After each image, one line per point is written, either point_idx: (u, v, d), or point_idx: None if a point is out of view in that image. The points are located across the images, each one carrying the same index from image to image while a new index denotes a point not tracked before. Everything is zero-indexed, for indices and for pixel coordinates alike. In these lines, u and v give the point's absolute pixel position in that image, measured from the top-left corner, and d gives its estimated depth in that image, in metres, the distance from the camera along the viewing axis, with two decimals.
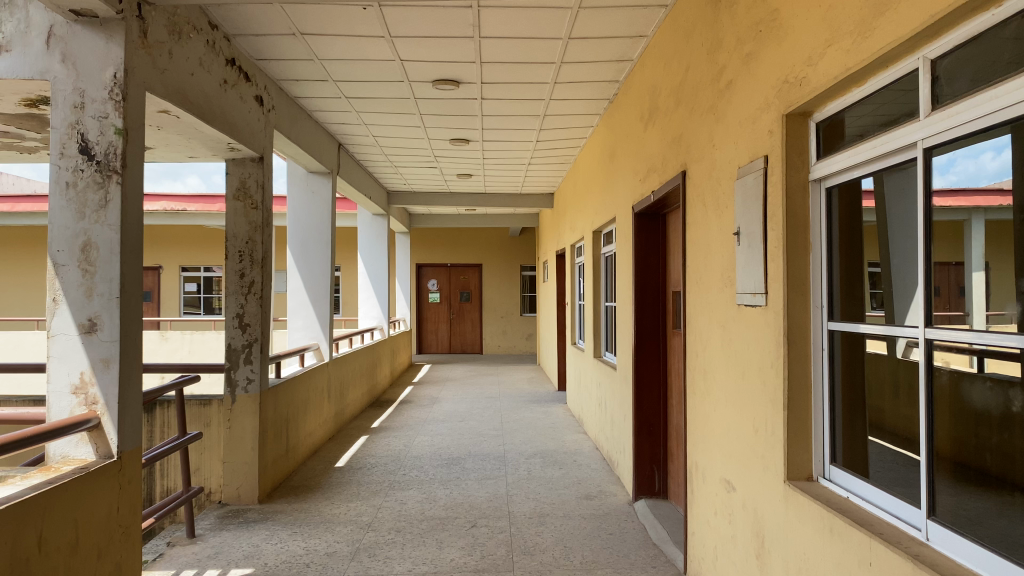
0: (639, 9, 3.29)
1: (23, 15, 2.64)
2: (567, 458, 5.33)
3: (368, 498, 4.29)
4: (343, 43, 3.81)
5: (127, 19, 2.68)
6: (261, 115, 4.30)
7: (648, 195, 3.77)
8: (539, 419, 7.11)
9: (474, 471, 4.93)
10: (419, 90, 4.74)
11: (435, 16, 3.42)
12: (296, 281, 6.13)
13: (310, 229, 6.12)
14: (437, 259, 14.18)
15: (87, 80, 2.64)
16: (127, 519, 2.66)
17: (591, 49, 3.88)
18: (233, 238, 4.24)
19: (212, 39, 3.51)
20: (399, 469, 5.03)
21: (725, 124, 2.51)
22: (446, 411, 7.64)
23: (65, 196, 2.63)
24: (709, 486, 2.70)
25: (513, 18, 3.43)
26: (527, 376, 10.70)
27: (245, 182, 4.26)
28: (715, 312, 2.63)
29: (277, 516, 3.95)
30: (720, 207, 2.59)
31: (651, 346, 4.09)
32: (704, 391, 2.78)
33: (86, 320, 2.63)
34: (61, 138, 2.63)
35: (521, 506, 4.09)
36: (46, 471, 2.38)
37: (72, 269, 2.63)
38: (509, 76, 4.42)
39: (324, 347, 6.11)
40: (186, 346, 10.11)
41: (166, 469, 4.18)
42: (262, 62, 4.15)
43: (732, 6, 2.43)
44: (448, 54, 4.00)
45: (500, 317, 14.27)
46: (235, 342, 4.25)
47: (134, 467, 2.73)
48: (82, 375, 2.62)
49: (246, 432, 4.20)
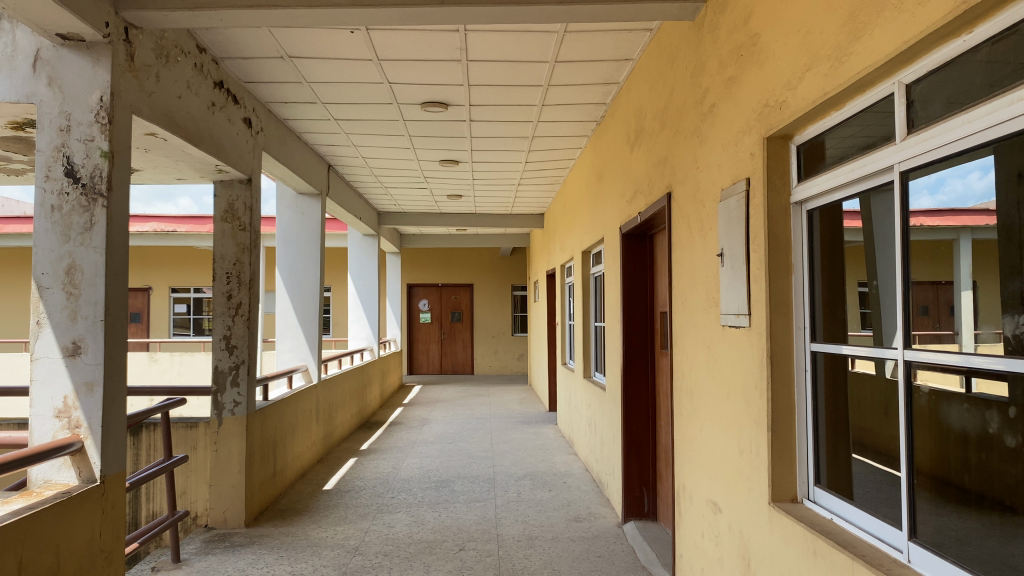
0: (625, 32, 3.32)
1: (10, 39, 2.67)
2: (556, 480, 5.31)
3: (357, 522, 4.26)
4: (331, 66, 3.83)
5: (114, 43, 2.69)
6: (249, 137, 4.31)
7: (634, 216, 3.79)
8: (529, 440, 7.09)
9: (463, 494, 4.91)
10: (408, 112, 4.76)
11: (423, 39, 3.44)
12: (285, 302, 6.11)
13: (299, 251, 6.11)
14: (429, 280, 14.19)
15: (72, 103, 2.64)
16: (110, 544, 2.64)
17: (578, 73, 3.92)
18: (221, 260, 4.23)
19: (200, 63, 3.53)
20: (387, 492, 4.99)
21: (708, 147, 2.54)
22: (436, 432, 7.61)
23: (50, 219, 2.63)
24: (697, 507, 2.70)
25: (500, 42, 3.46)
26: (519, 397, 10.66)
27: (233, 205, 4.27)
28: (701, 333, 2.64)
29: (264, 541, 3.92)
30: (704, 229, 2.60)
31: (639, 367, 4.09)
32: (691, 411, 2.78)
33: (70, 343, 2.62)
34: (46, 161, 2.63)
35: (509, 529, 4.07)
36: (28, 496, 2.35)
37: (55, 293, 2.62)
38: (497, 99, 4.45)
39: (312, 368, 6.09)
40: (175, 367, 10.05)
41: (152, 493, 4.14)
42: (250, 84, 4.17)
43: (714, 30, 2.46)
44: (436, 77, 4.02)
45: (492, 337, 14.25)
46: (222, 364, 4.23)
47: (118, 491, 2.71)
48: (65, 399, 2.60)
49: (233, 455, 4.18)
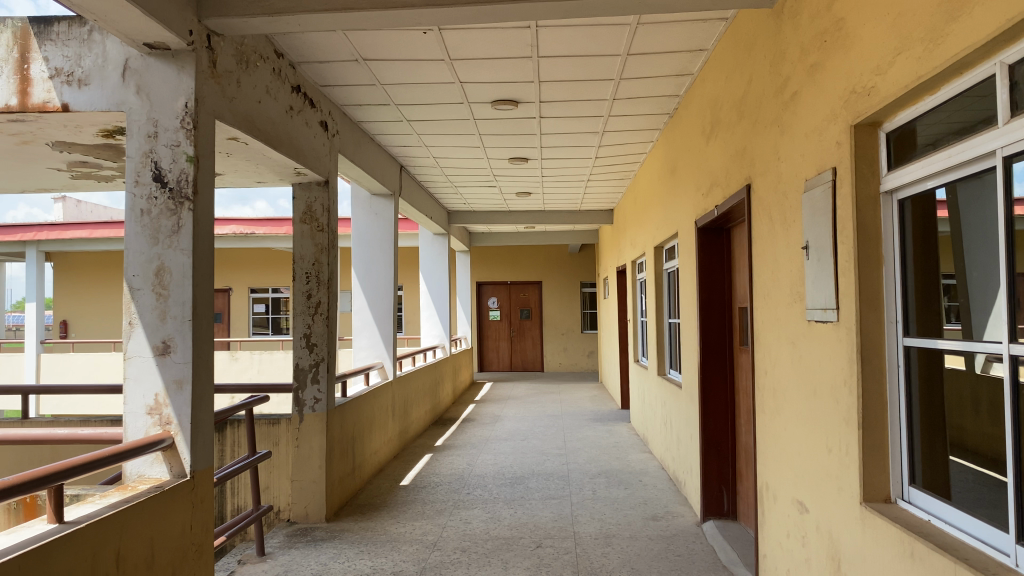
0: (700, 23, 3.27)
1: (100, 51, 2.79)
2: (632, 477, 5.27)
3: (434, 518, 4.30)
4: (403, 67, 3.87)
5: (198, 50, 2.77)
6: (326, 140, 4.39)
7: (711, 210, 3.72)
8: (603, 438, 7.04)
9: (539, 491, 4.90)
10: (479, 111, 4.78)
11: (492, 37, 3.45)
12: (361, 301, 6.23)
13: (371, 249, 6.19)
14: (498, 277, 14.26)
15: (160, 110, 2.74)
16: (200, 537, 2.72)
17: (650, 65, 3.87)
18: (300, 260, 4.35)
19: (279, 67, 3.61)
20: (463, 488, 5.03)
21: (790, 137, 2.47)
22: (508, 429, 7.63)
23: (139, 223, 2.72)
24: (782, 506, 2.63)
25: (571, 37, 3.44)
26: (590, 395, 10.61)
27: (311, 207, 4.36)
28: (785, 329, 2.57)
29: (345, 535, 4.00)
30: (788, 221, 2.53)
31: (717, 364, 4.01)
32: (774, 408, 2.71)
33: (160, 342, 2.71)
34: (135, 167, 2.73)
35: (586, 527, 4.05)
36: (124, 490, 2.46)
37: (146, 293, 2.71)
38: (567, 95, 4.43)
39: (388, 365, 6.21)
40: (255, 366, 10.36)
41: (236, 488, 4.26)
42: (326, 88, 4.24)
43: (795, 17, 2.39)
44: (506, 75, 4.03)
45: (562, 334, 14.20)
46: (303, 362, 4.35)
47: (206, 486, 2.79)
48: (156, 397, 2.70)
49: (314, 451, 4.26)
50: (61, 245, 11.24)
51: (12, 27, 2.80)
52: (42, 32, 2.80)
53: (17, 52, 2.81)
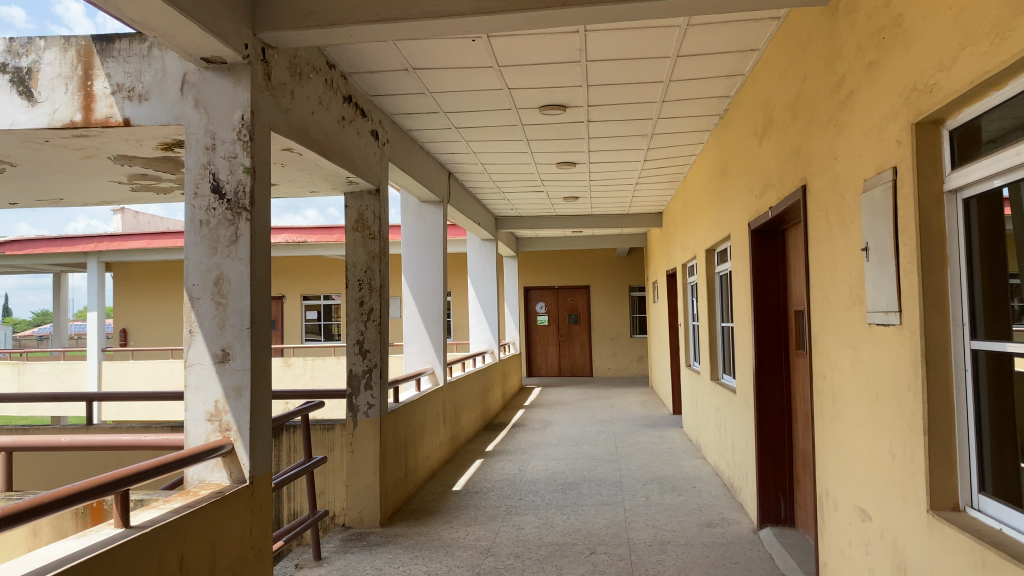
0: (751, 22, 3.23)
1: (159, 66, 2.87)
2: (686, 483, 5.21)
3: (487, 523, 4.31)
4: (452, 75, 3.90)
5: (253, 63, 2.82)
6: (377, 148, 4.45)
7: (765, 212, 3.66)
8: (655, 444, 6.97)
9: (591, 497, 4.88)
10: (527, 116, 4.79)
11: (541, 43, 3.45)
12: (411, 307, 6.29)
13: (421, 255, 6.24)
14: (546, 282, 14.26)
15: (217, 122, 2.80)
16: (260, 542, 2.76)
17: (700, 67, 3.83)
18: (353, 267, 4.41)
19: (331, 78, 3.66)
20: (515, 494, 5.04)
21: (848, 136, 2.42)
22: (559, 435, 7.61)
23: (199, 233, 2.79)
24: (843, 514, 2.57)
25: (620, 40, 3.43)
26: (641, 400, 10.52)
27: (363, 215, 4.41)
28: (844, 332, 2.52)
29: (400, 540, 4.03)
30: (846, 223, 2.48)
31: (773, 368, 3.94)
32: (834, 413, 2.65)
33: (220, 349, 2.76)
34: (195, 179, 2.80)
35: (640, 533, 4.01)
36: (186, 495, 2.51)
37: (206, 302, 2.77)
38: (615, 98, 4.42)
39: (438, 371, 6.26)
40: (308, 372, 10.51)
41: (293, 493, 4.33)
42: (376, 98, 4.29)
43: (851, 14, 2.35)
44: (555, 80, 4.03)
45: (611, 339, 14.12)
46: (356, 368, 4.41)
47: (265, 491, 2.84)
48: (217, 403, 2.76)
49: (368, 456, 4.31)
50: (121, 255, 11.55)
51: (76, 45, 2.91)
52: (105, 49, 2.90)
53: (81, 69, 2.92)
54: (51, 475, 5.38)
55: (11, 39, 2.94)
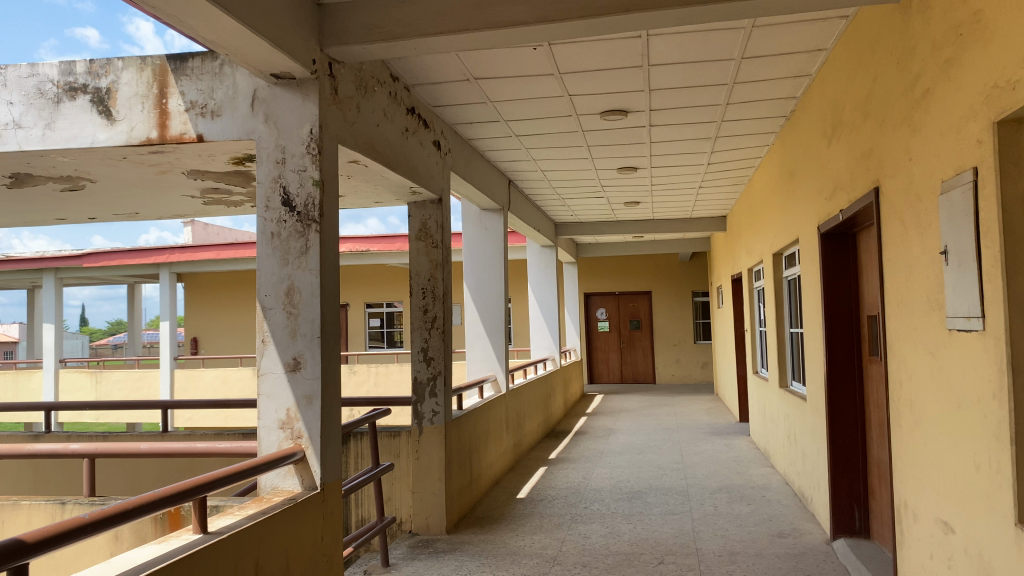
0: (819, 22, 3.16)
1: (231, 83, 2.96)
2: (755, 493, 5.12)
3: (552, 531, 4.30)
4: (514, 83, 3.92)
5: (321, 78, 2.88)
6: (439, 158, 4.49)
7: (835, 214, 3.58)
8: (722, 452, 6.86)
9: (657, 506, 4.82)
10: (588, 122, 4.78)
11: (603, 49, 3.44)
12: (473, 315, 6.32)
13: (483, 263, 6.26)
14: (607, 288, 14.19)
15: (287, 137, 2.87)
16: (330, 548, 2.81)
17: (765, 68, 3.77)
18: (417, 276, 4.46)
19: (395, 91, 3.72)
20: (580, 502, 5.01)
21: (924, 137, 2.35)
22: (623, 442, 7.55)
23: (270, 245, 2.85)
24: (924, 526, 2.49)
25: (682, 44, 3.40)
26: (706, 407, 10.37)
27: (426, 224, 4.46)
28: (922, 338, 2.44)
29: (466, 547, 4.04)
30: (922, 225, 2.40)
31: (845, 375, 3.84)
32: (911, 422, 2.57)
33: (291, 358, 2.82)
34: (266, 193, 2.86)
35: (709, 544, 3.95)
36: (260, 502, 2.57)
37: (278, 312, 2.84)
38: (677, 102, 4.38)
39: (501, 378, 6.27)
40: (372, 379, 10.65)
41: (361, 499, 4.39)
42: (439, 108, 4.34)
43: (925, 11, 2.28)
44: (616, 85, 4.01)
45: (674, 345, 13.96)
46: (421, 375, 4.45)
47: (336, 498, 2.88)
48: (288, 411, 2.81)
49: (433, 464, 4.34)
50: (192, 266, 11.89)
51: (152, 65, 3.03)
52: (178, 68, 3.01)
53: (156, 87, 3.03)
54: (128, 481, 5.56)
55: (91, 61, 3.07)
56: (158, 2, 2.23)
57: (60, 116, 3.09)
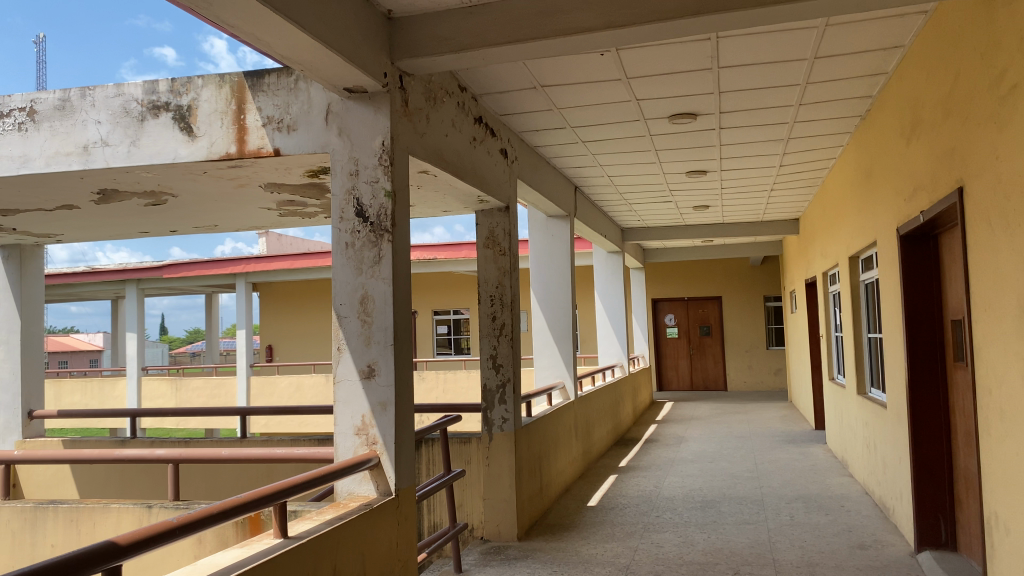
0: (896, 18, 3.07)
1: (305, 97, 3.03)
2: (833, 503, 4.98)
3: (625, 540, 4.26)
4: (582, 89, 3.92)
5: (392, 91, 2.92)
6: (507, 166, 4.52)
7: (915, 216, 3.47)
8: (798, 461, 6.70)
9: (731, 516, 4.73)
10: (655, 127, 4.74)
11: (672, 53, 3.42)
12: (540, 322, 6.32)
13: (551, 270, 6.26)
14: (675, 293, 14.02)
15: (360, 149, 2.92)
16: (405, 553, 2.85)
17: (839, 67, 3.68)
18: (485, 284, 4.50)
19: (463, 101, 3.75)
20: (652, 510, 4.96)
21: (1011, 133, 2.26)
22: (694, 450, 7.44)
23: (345, 255, 2.91)
24: (1016, 539, 2.39)
25: (753, 45, 3.35)
26: (780, 415, 10.14)
27: (494, 232, 4.48)
28: (1013, 343, 2.34)
29: (538, 555, 4.04)
30: (1011, 225, 2.31)
31: (928, 382, 3.72)
32: (1001, 429, 2.47)
33: (366, 365, 2.87)
34: (340, 204, 2.93)
35: (786, 554, 3.86)
36: (337, 507, 2.62)
37: (352, 320, 2.90)
38: (747, 104, 4.31)
39: (569, 385, 6.26)
40: (441, 386, 10.74)
41: (433, 505, 4.44)
42: (506, 116, 4.36)
43: (1011, 4, 2.20)
44: (685, 89, 3.97)
45: (745, 351, 13.70)
46: (491, 382, 4.47)
47: (410, 504, 2.92)
48: (363, 417, 2.87)
49: (504, 470, 4.35)
50: (266, 275, 12.20)
51: (230, 82, 3.14)
52: (256, 84, 3.10)
53: (235, 103, 3.13)
54: (208, 485, 5.73)
55: (173, 80, 3.20)
56: (237, 21, 2.31)
57: (145, 133, 3.23)
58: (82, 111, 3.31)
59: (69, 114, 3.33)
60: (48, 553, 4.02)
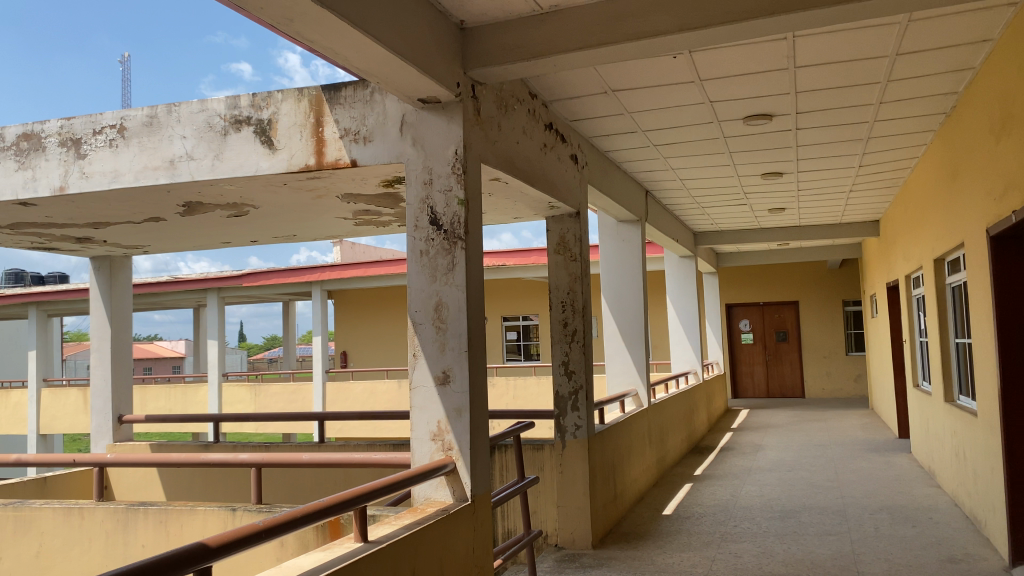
0: (984, 11, 2.96)
1: (380, 109, 3.09)
2: (920, 514, 4.80)
3: (702, 549, 4.20)
4: (654, 93, 3.89)
5: (465, 100, 2.95)
6: (577, 172, 4.51)
7: (1006, 215, 3.33)
8: (881, 470, 6.48)
9: (813, 526, 4.60)
10: (729, 129, 4.67)
11: (747, 54, 3.36)
12: (612, 328, 6.28)
13: (624, 275, 6.21)
14: (749, 298, 13.75)
15: (434, 159, 2.96)
16: (482, 559, 2.86)
17: (923, 63, 3.56)
18: (556, 290, 4.50)
19: (534, 108, 3.77)
20: (730, 520, 4.87)
21: None
22: (771, 459, 7.27)
23: (420, 263, 2.95)
24: None
25: (832, 43, 3.27)
26: (861, 422, 9.84)
27: (565, 238, 4.48)
28: None
29: (613, 563, 4.01)
30: None
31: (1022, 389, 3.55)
32: None
33: (441, 372, 2.90)
34: (415, 213, 2.97)
35: (872, 567, 3.74)
36: (415, 513, 2.65)
37: (427, 327, 2.93)
38: (824, 104, 4.20)
39: (642, 392, 6.20)
40: (512, 392, 10.76)
41: (507, 512, 4.45)
42: (576, 122, 4.36)
43: None
44: (760, 90, 3.90)
45: (823, 357, 13.34)
46: (563, 389, 4.46)
47: (486, 510, 2.93)
48: (439, 423, 2.90)
49: (577, 478, 4.33)
50: (340, 283, 12.45)
51: (308, 95, 3.22)
52: (333, 97, 3.18)
53: (313, 116, 3.22)
54: (287, 488, 5.87)
55: (254, 94, 3.30)
56: (316, 36, 2.38)
57: (228, 147, 3.35)
58: (168, 127, 3.44)
59: (157, 129, 3.47)
60: (139, 553, 4.18)
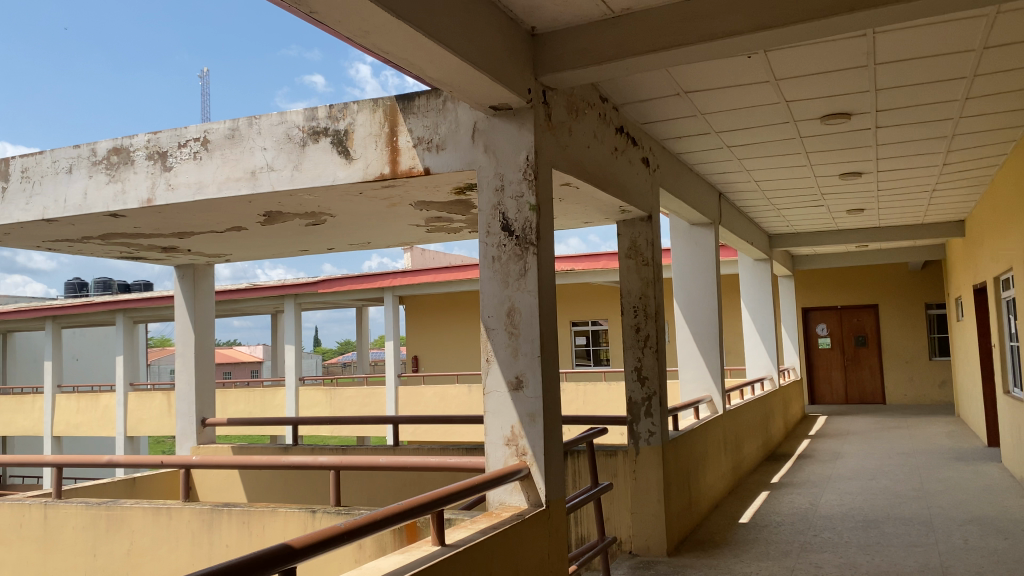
0: None
1: (453, 117, 3.12)
2: (1014, 526, 4.59)
3: (780, 559, 4.10)
4: (727, 94, 3.83)
5: (536, 106, 2.96)
6: (649, 176, 4.47)
7: None
8: (970, 480, 6.22)
9: (897, 537, 4.45)
10: (805, 128, 4.56)
11: (824, 51, 3.29)
12: (685, 333, 6.20)
13: (696, 279, 6.13)
14: (826, 302, 13.39)
15: (505, 165, 2.98)
16: (557, 565, 2.86)
17: (1013, 56, 3.41)
18: (628, 294, 4.47)
19: (604, 112, 3.76)
20: (809, 529, 4.74)
21: None
22: (853, 467, 7.06)
23: (492, 269, 2.97)
24: None
25: (913, 38, 3.16)
26: (947, 430, 9.47)
27: (636, 242, 4.46)
28: None
29: (689, 571, 3.96)
30: None
31: None
32: None
33: (514, 377, 2.91)
34: (487, 219, 3.00)
35: None
36: (490, 517, 2.67)
37: (500, 332, 2.95)
38: (905, 101, 4.07)
39: (717, 398, 6.10)
40: (582, 397, 10.72)
41: (581, 518, 4.44)
42: (647, 125, 4.33)
43: None
44: (838, 88, 3.80)
45: (905, 362, 12.90)
46: (636, 395, 4.41)
47: (560, 516, 2.93)
48: (513, 428, 2.91)
49: (652, 484, 4.29)
50: (412, 289, 12.61)
51: (383, 105, 3.29)
52: (407, 107, 3.24)
53: (388, 126, 3.28)
54: (362, 491, 5.98)
55: (331, 106, 3.38)
56: (392, 47, 2.42)
57: (306, 158, 3.44)
58: (250, 139, 3.56)
59: (239, 142, 3.59)
60: (223, 552, 4.32)
